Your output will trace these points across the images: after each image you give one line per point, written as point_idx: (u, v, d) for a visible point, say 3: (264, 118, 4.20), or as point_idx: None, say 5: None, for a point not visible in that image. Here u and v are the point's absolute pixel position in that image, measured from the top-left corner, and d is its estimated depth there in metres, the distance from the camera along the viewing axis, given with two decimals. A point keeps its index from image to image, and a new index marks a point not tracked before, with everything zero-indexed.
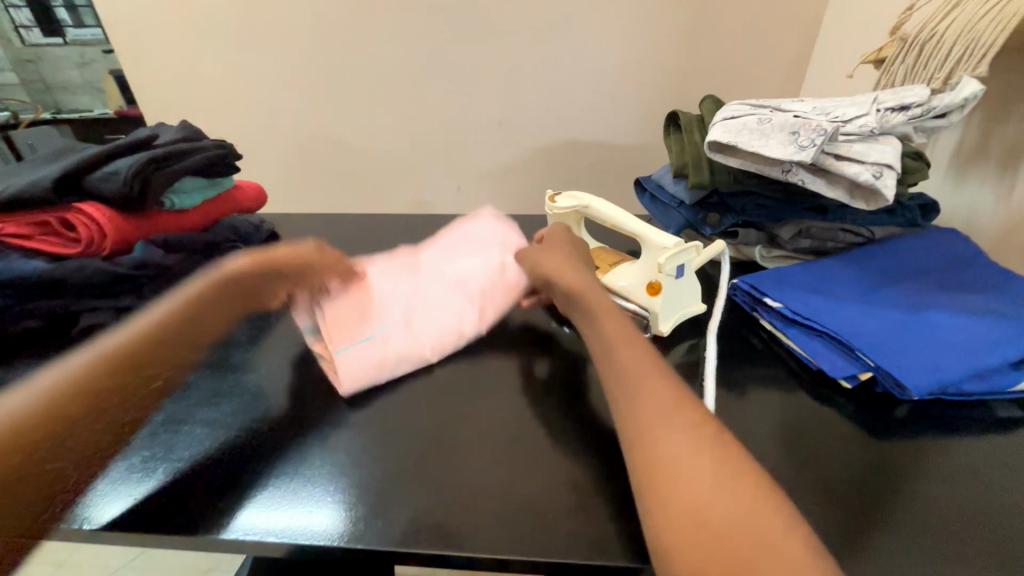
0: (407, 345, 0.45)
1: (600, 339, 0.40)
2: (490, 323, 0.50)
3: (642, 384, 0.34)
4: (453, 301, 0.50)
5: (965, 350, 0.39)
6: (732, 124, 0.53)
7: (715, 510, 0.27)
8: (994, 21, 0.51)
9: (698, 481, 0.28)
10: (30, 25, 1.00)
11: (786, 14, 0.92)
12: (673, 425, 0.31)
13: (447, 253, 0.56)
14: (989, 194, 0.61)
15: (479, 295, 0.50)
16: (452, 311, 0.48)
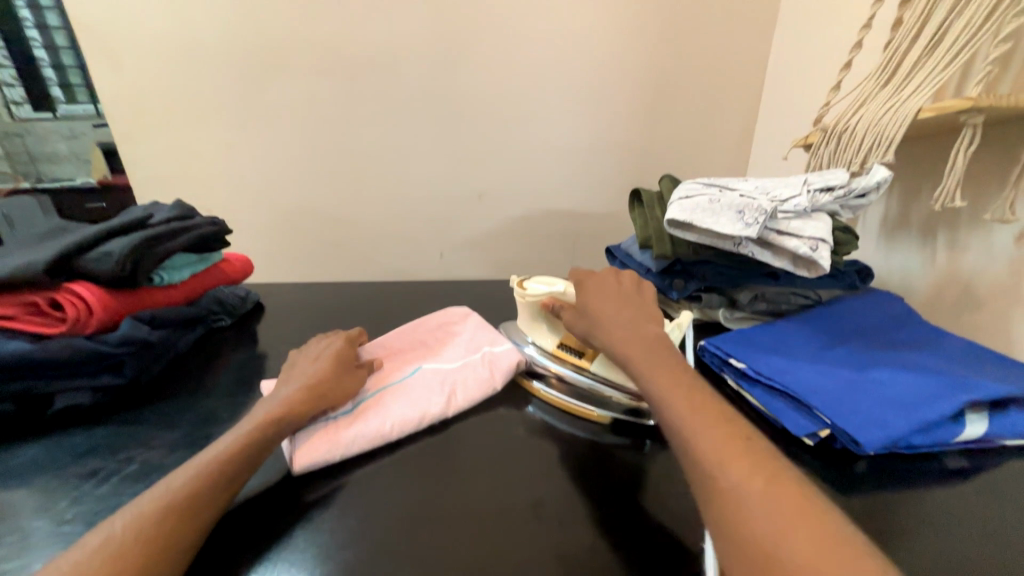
0: (368, 426, 0.45)
1: (658, 382, 0.40)
2: (456, 408, 0.50)
3: (709, 426, 0.35)
4: (426, 387, 0.51)
5: (907, 405, 0.43)
6: (686, 204, 0.59)
7: (789, 547, 0.27)
8: (894, 118, 0.60)
9: (778, 536, 0.27)
10: (20, 101, 0.99)
11: (728, 106, 1.07)
12: (733, 474, 0.31)
13: (429, 350, 0.60)
14: (915, 260, 0.70)
15: (451, 382, 0.52)
16: (422, 396, 0.50)
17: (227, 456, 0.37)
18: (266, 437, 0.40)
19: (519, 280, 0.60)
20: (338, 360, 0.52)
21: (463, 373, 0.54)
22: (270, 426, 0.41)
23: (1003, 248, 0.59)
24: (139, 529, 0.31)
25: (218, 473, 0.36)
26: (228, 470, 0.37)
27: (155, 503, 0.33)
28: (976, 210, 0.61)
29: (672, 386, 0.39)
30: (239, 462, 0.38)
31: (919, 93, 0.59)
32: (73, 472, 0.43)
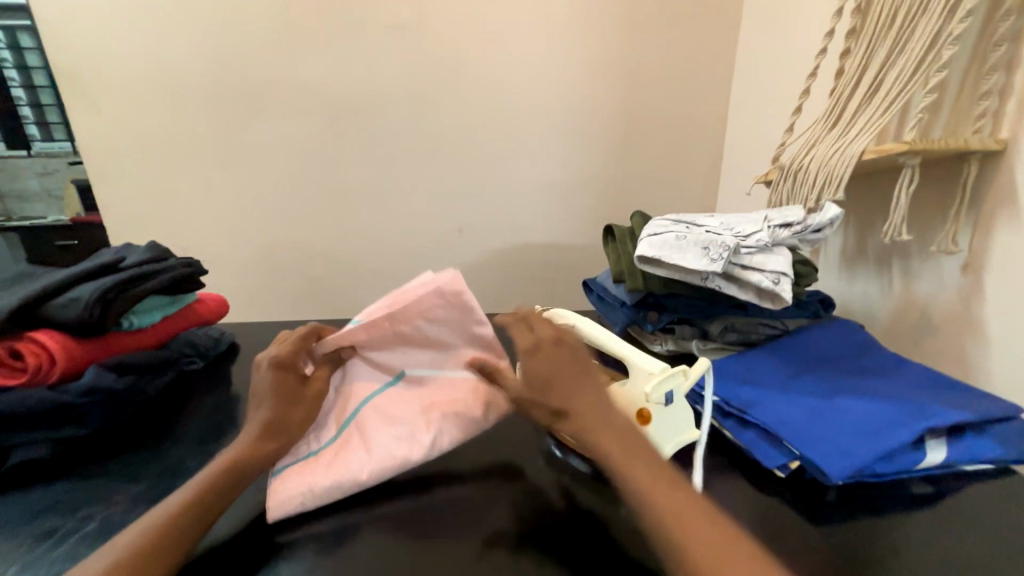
0: (331, 479, 0.41)
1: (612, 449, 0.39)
2: (438, 447, 0.45)
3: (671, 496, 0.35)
4: (401, 421, 0.46)
5: (871, 433, 0.44)
6: (655, 240, 0.62)
7: None
8: (841, 159, 0.65)
9: None
10: None
11: (695, 145, 1.14)
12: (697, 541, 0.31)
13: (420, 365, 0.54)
14: (874, 288, 0.73)
15: (436, 415, 0.46)
16: (392, 435, 0.45)
17: (183, 508, 0.36)
18: (226, 484, 0.39)
19: (543, 310, 0.61)
20: (286, 399, 0.46)
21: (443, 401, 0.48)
22: (226, 473, 0.39)
23: (951, 277, 0.63)
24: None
25: (173, 525, 0.35)
26: (183, 521, 0.35)
27: (102, 563, 0.31)
28: (923, 242, 0.65)
29: (624, 454, 0.38)
30: (195, 511, 0.36)
31: (862, 136, 0.65)
32: (24, 534, 0.41)
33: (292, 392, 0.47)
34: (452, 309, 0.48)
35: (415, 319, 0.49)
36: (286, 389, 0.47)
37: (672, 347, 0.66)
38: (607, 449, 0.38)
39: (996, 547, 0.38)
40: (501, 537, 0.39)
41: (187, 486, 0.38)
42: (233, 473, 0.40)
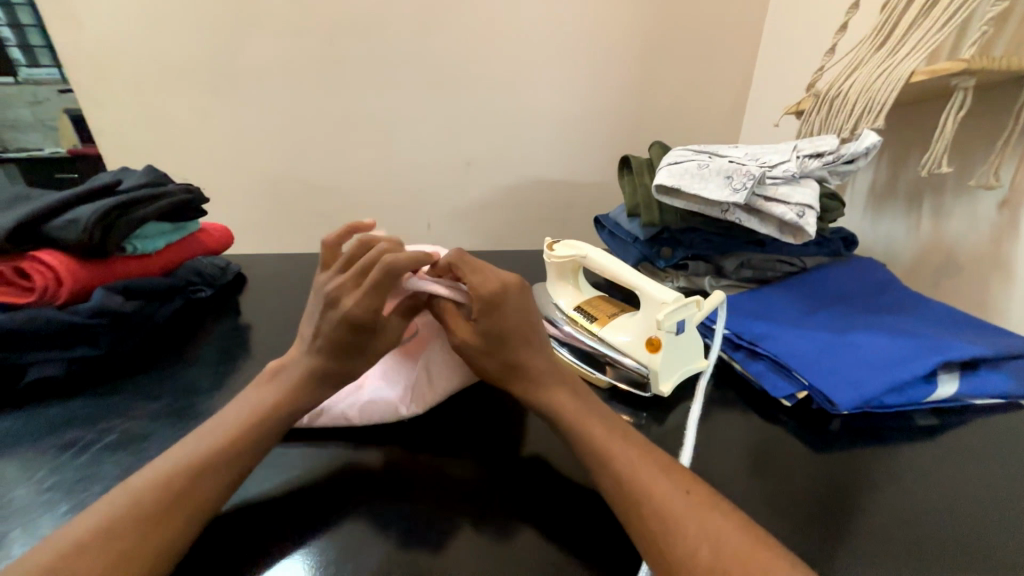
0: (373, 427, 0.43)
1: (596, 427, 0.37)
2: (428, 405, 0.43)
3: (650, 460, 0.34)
4: (440, 372, 0.44)
5: (883, 367, 0.44)
6: (675, 169, 0.59)
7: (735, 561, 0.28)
8: (885, 83, 0.59)
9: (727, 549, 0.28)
10: None
11: (722, 70, 1.04)
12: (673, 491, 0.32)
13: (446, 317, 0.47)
14: (901, 228, 0.70)
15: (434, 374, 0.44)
16: (433, 390, 0.43)
17: (219, 446, 0.34)
18: (265, 427, 0.36)
19: (551, 243, 0.60)
20: (344, 352, 0.40)
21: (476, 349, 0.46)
22: (267, 417, 0.37)
23: (986, 214, 0.59)
24: (151, 489, 0.30)
25: (209, 463, 0.33)
26: (218, 459, 0.33)
27: (136, 497, 0.30)
28: (962, 176, 0.61)
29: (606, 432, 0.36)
30: (232, 449, 0.34)
31: (913, 55, 0.58)
32: (51, 443, 0.43)
33: (360, 344, 0.40)
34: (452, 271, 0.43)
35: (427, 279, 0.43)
36: (348, 343, 0.39)
37: (683, 283, 0.65)
38: (589, 427, 0.37)
39: (993, 475, 0.39)
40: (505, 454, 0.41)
41: (223, 424, 0.36)
42: (273, 417, 0.37)
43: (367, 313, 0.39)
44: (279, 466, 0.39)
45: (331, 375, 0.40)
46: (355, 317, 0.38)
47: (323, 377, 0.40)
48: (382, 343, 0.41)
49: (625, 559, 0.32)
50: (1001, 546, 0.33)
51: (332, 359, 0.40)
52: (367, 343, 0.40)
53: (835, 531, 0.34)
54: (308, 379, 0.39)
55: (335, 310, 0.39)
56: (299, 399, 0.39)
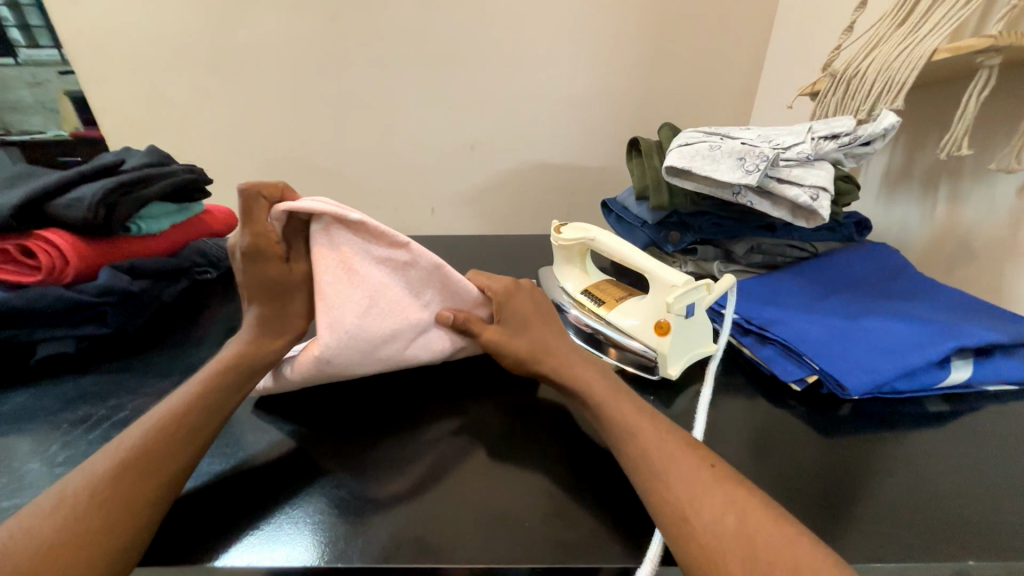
0: (313, 376, 0.40)
1: (618, 407, 0.37)
2: (393, 342, 0.41)
3: (668, 436, 0.34)
4: (336, 294, 0.40)
5: (897, 352, 0.43)
6: (686, 151, 0.58)
7: (758, 538, 0.27)
8: (906, 61, 0.57)
9: (744, 526, 0.28)
10: None
11: (735, 50, 1.02)
12: (690, 467, 0.31)
13: (371, 252, 0.42)
14: (915, 213, 0.69)
15: (380, 310, 0.41)
16: (338, 313, 0.39)
17: (183, 408, 0.34)
18: (226, 383, 0.37)
19: (558, 224, 0.58)
20: (268, 293, 0.41)
21: (386, 268, 0.42)
22: (223, 373, 0.37)
23: (1004, 199, 0.58)
24: (128, 445, 0.31)
25: (177, 424, 0.33)
26: (186, 418, 0.34)
27: (107, 462, 0.30)
28: (981, 159, 0.59)
29: (633, 412, 0.36)
30: (197, 409, 0.35)
31: (936, 33, 0.56)
32: (62, 419, 0.43)
33: (279, 280, 0.41)
34: (342, 219, 0.41)
35: (321, 232, 0.41)
36: (265, 278, 0.41)
37: (692, 268, 0.64)
38: (614, 407, 0.37)
39: (1003, 461, 0.39)
40: (512, 434, 0.40)
41: (185, 389, 0.36)
42: (227, 373, 0.37)
43: (253, 248, 0.41)
44: (252, 431, 0.40)
45: (267, 319, 0.41)
46: (258, 254, 0.41)
47: (260, 324, 0.41)
48: (294, 277, 0.42)
49: (633, 535, 0.32)
50: (1011, 531, 0.33)
51: (259, 304, 0.41)
52: (281, 277, 0.41)
53: (847, 516, 0.33)
54: (250, 329, 0.41)
55: (240, 263, 0.42)
56: (250, 351, 0.39)
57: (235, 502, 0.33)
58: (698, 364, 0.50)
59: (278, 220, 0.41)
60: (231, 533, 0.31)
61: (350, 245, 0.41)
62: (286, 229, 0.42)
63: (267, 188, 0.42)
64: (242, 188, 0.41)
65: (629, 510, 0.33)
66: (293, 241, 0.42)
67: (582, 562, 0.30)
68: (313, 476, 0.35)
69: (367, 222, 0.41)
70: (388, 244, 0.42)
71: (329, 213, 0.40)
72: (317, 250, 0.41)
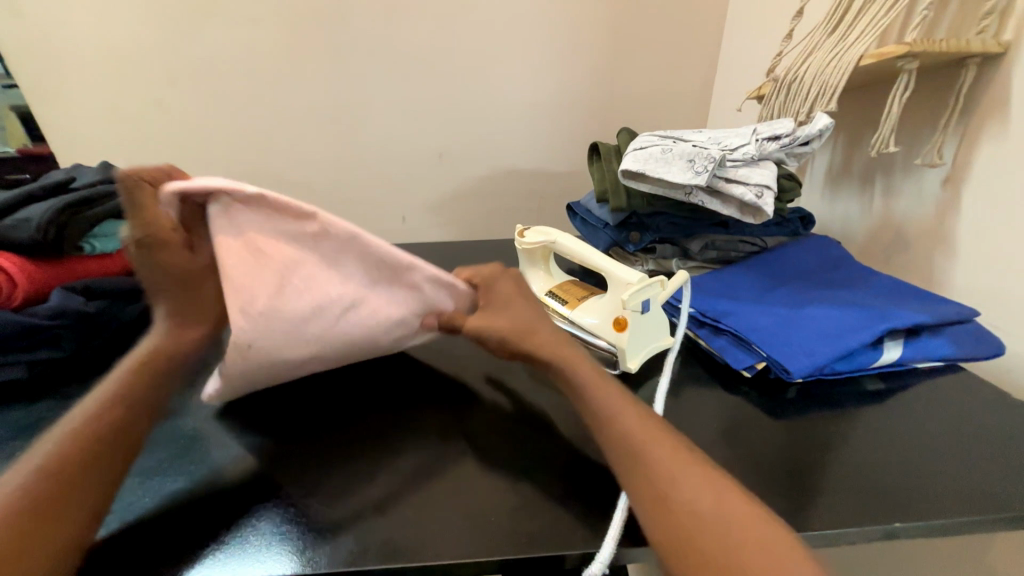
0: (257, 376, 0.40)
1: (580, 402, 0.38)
2: (315, 321, 0.40)
3: (648, 423, 0.36)
4: (243, 277, 0.38)
5: (835, 336, 0.47)
6: (641, 154, 0.60)
7: (728, 522, 0.29)
8: (837, 67, 0.62)
9: (716, 509, 0.30)
10: None
11: (689, 57, 1.06)
12: (667, 452, 0.33)
13: (275, 228, 0.39)
14: (856, 207, 0.74)
15: (292, 290, 0.39)
16: (250, 296, 0.38)
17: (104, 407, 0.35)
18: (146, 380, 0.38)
19: (522, 229, 0.60)
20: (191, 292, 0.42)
21: (298, 243, 0.40)
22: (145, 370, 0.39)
23: (930, 192, 0.63)
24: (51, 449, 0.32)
25: (103, 421, 0.35)
26: (98, 428, 0.34)
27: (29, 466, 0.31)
28: (909, 155, 0.64)
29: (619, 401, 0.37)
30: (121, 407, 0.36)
31: (861, 40, 0.61)
32: (15, 446, 0.41)
33: (184, 269, 0.41)
34: (235, 197, 0.38)
35: (218, 211, 0.38)
36: (167, 270, 0.41)
37: (652, 266, 0.66)
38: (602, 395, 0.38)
39: (933, 431, 0.42)
40: (481, 433, 0.41)
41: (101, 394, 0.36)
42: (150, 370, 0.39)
43: (149, 238, 0.40)
44: (215, 445, 0.40)
45: (178, 310, 0.42)
46: (157, 243, 0.40)
47: (174, 316, 0.42)
48: (200, 263, 0.41)
49: (596, 523, 0.33)
50: (939, 496, 0.36)
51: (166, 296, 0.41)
52: (189, 266, 0.41)
53: (793, 492, 0.36)
54: (163, 322, 0.42)
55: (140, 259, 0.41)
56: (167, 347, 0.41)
57: (198, 517, 0.33)
58: (660, 357, 0.52)
59: (170, 205, 0.38)
60: (191, 541, 0.32)
61: (250, 224, 0.39)
62: (182, 213, 0.39)
63: (149, 175, 0.43)
64: (121, 176, 0.42)
65: (593, 499, 0.35)
66: (192, 225, 0.40)
67: (548, 552, 0.31)
68: (274, 485, 0.36)
69: (262, 198, 0.38)
70: (293, 217, 0.39)
71: (221, 190, 0.37)
72: (216, 233, 0.38)
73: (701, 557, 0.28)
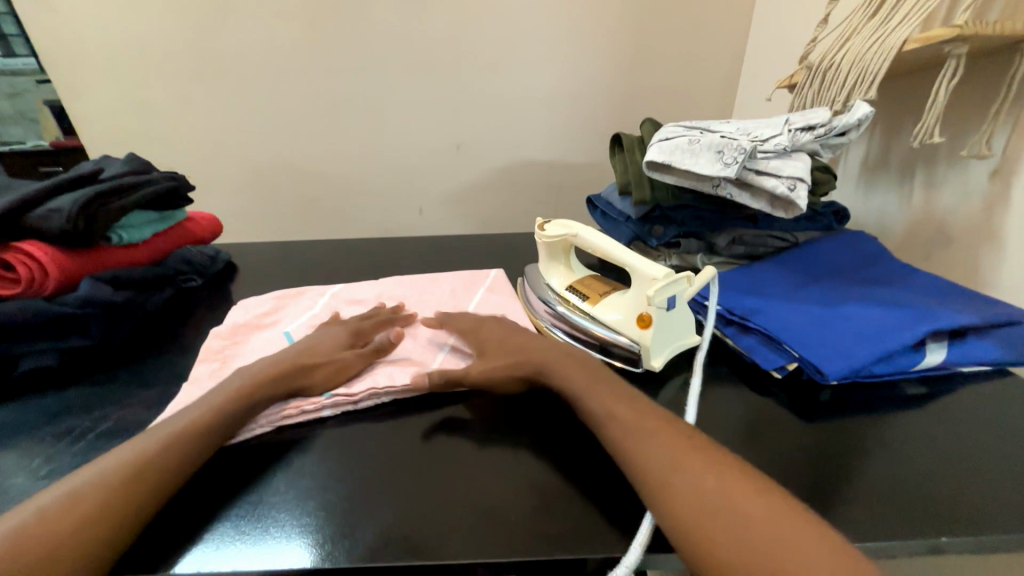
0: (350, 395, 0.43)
1: (600, 402, 0.37)
2: None
3: (615, 411, 0.36)
4: None
5: (872, 338, 0.44)
6: (666, 146, 0.58)
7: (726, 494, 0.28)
8: (878, 52, 0.58)
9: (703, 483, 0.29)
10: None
11: (715, 44, 1.03)
12: (638, 430, 0.34)
13: None
14: (894, 201, 0.70)
15: None
16: None
17: (165, 442, 0.34)
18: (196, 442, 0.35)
19: (542, 222, 0.59)
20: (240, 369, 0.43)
21: None
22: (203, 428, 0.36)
23: (978, 185, 0.59)
24: (110, 479, 0.31)
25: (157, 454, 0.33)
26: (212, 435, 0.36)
27: (96, 483, 0.31)
28: (954, 146, 0.61)
29: (583, 393, 0.39)
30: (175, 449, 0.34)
31: (905, 24, 0.57)
32: (45, 432, 0.42)
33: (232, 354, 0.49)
34: None
35: None
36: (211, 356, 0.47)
37: (676, 262, 0.65)
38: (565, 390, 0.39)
39: (982, 440, 0.40)
40: (502, 429, 0.41)
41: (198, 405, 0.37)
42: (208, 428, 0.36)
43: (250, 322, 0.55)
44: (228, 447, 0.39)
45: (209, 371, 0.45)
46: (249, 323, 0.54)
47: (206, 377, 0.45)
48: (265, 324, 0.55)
49: (621, 524, 0.32)
50: (989, 509, 0.33)
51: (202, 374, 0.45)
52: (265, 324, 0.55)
53: (834, 503, 0.34)
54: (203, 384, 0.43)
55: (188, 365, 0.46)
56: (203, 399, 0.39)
57: (223, 513, 0.33)
58: (684, 357, 0.50)
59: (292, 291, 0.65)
60: (217, 529, 0.32)
61: None
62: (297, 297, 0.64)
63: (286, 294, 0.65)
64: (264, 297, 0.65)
65: (618, 500, 0.34)
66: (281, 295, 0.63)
67: (570, 555, 0.30)
68: (303, 473, 0.36)
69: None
70: None
71: None
72: None
73: (709, 533, 0.27)
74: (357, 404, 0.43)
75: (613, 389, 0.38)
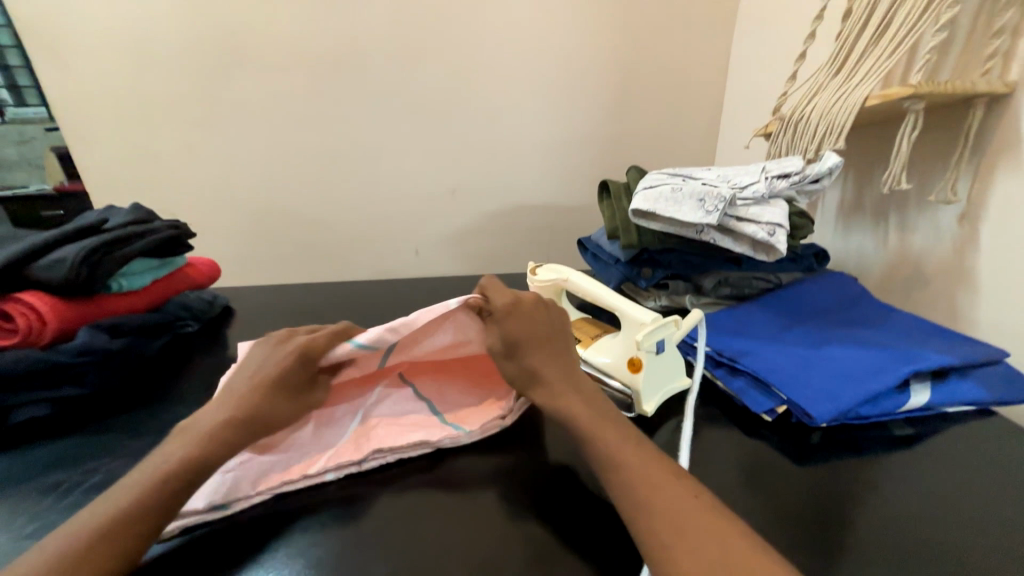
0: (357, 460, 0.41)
1: (593, 448, 0.37)
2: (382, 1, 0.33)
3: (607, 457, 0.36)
4: None
5: (858, 380, 0.45)
6: (651, 194, 0.61)
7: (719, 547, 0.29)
8: (844, 107, 0.63)
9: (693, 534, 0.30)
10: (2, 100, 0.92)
11: (695, 95, 1.10)
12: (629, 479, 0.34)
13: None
14: (870, 242, 0.73)
15: None
16: None
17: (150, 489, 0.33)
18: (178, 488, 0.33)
19: (534, 267, 0.61)
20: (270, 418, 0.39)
21: None
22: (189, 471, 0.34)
23: (947, 228, 0.62)
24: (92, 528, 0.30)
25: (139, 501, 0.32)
26: (153, 515, 0.32)
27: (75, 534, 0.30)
28: (922, 191, 0.64)
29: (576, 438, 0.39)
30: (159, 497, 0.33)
31: (865, 82, 0.62)
32: (31, 487, 0.42)
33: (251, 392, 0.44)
34: None
35: None
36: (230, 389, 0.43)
37: (665, 303, 0.66)
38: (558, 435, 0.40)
39: (971, 482, 0.40)
40: (497, 479, 0.41)
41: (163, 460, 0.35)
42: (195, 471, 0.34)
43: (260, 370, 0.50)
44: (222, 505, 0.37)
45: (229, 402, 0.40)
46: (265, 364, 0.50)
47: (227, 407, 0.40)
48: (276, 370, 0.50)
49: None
50: (982, 555, 0.33)
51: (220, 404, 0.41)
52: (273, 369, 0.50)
53: (829, 551, 0.34)
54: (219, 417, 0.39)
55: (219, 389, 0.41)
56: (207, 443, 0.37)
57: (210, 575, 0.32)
58: (676, 399, 0.51)
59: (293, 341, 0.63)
60: None
61: None
62: None
63: None
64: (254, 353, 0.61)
65: (612, 553, 0.34)
66: None
67: None
68: (298, 528, 0.36)
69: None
70: None
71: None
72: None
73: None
74: (362, 468, 0.41)
75: (619, 430, 0.39)
